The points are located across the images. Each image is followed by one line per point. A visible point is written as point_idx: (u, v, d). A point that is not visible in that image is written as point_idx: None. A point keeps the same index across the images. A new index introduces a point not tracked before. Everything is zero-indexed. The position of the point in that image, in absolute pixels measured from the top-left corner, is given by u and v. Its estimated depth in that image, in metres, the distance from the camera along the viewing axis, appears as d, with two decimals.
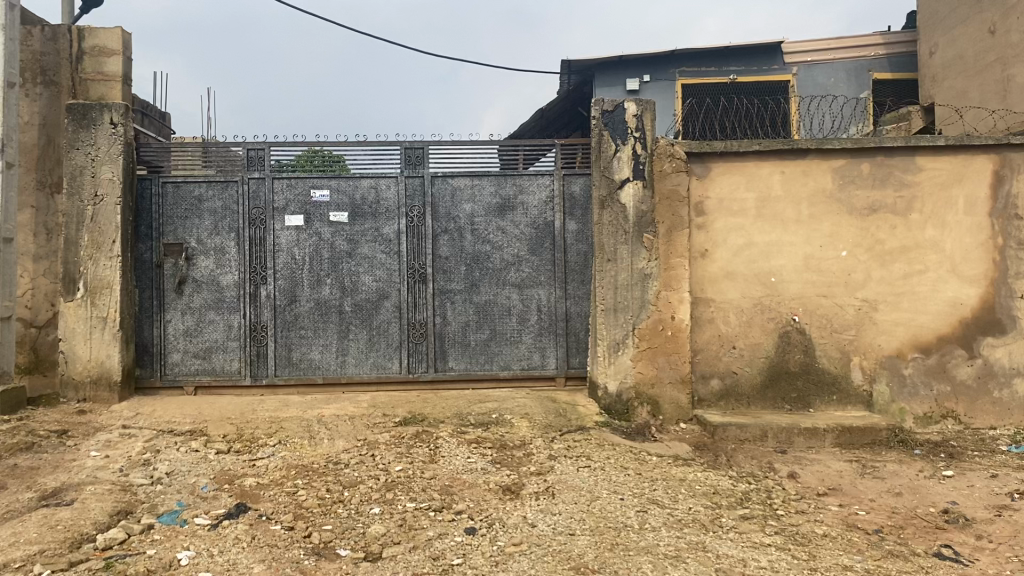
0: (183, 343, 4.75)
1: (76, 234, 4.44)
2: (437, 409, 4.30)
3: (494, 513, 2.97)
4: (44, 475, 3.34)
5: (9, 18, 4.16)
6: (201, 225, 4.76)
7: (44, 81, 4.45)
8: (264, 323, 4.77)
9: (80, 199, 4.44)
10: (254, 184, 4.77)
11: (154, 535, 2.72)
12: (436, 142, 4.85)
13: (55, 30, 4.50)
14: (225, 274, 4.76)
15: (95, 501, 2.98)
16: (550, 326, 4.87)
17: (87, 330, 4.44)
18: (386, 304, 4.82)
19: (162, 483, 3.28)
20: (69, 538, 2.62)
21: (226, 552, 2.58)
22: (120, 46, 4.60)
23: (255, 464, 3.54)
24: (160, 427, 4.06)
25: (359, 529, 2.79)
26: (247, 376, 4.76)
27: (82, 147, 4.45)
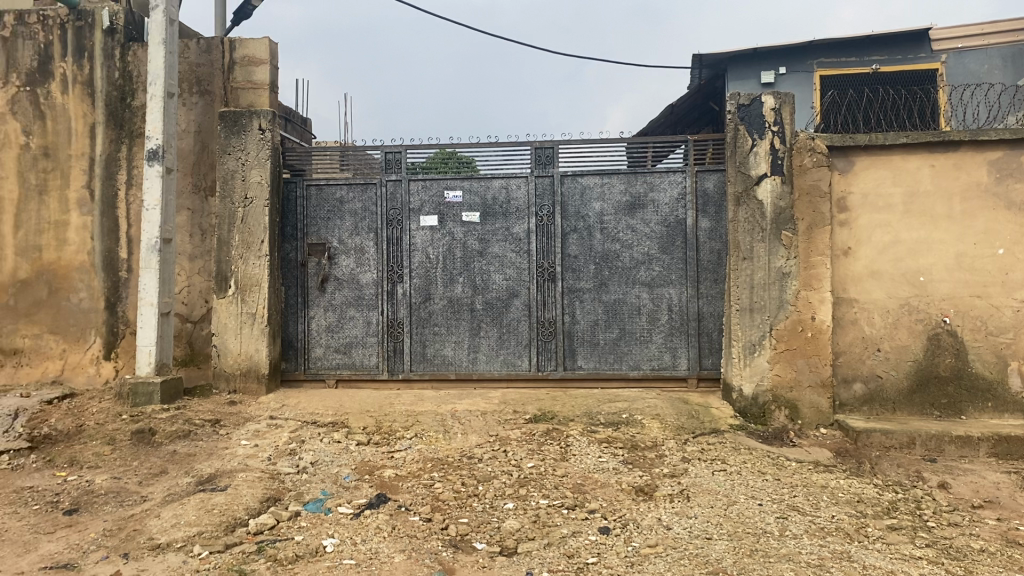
0: (325, 338, 4.95)
1: (229, 234, 4.70)
2: (567, 407, 4.30)
3: (629, 514, 2.95)
4: (200, 462, 3.58)
5: (169, 33, 4.50)
6: (343, 226, 4.95)
7: (200, 90, 4.89)
8: (400, 320, 4.91)
9: (232, 201, 4.70)
10: (392, 186, 4.93)
11: (301, 522, 2.84)
12: (566, 141, 4.86)
13: (209, 43, 4.87)
14: (365, 273, 4.93)
15: (247, 487, 3.15)
16: (682, 326, 4.77)
17: (237, 325, 4.69)
18: (516, 302, 4.87)
19: (307, 472, 3.43)
20: (224, 521, 2.79)
21: (369, 541, 2.67)
22: (267, 56, 4.79)
23: (393, 455, 3.66)
24: (305, 418, 4.24)
25: (494, 524, 2.83)
26: (385, 370, 4.91)
27: (233, 152, 4.70)
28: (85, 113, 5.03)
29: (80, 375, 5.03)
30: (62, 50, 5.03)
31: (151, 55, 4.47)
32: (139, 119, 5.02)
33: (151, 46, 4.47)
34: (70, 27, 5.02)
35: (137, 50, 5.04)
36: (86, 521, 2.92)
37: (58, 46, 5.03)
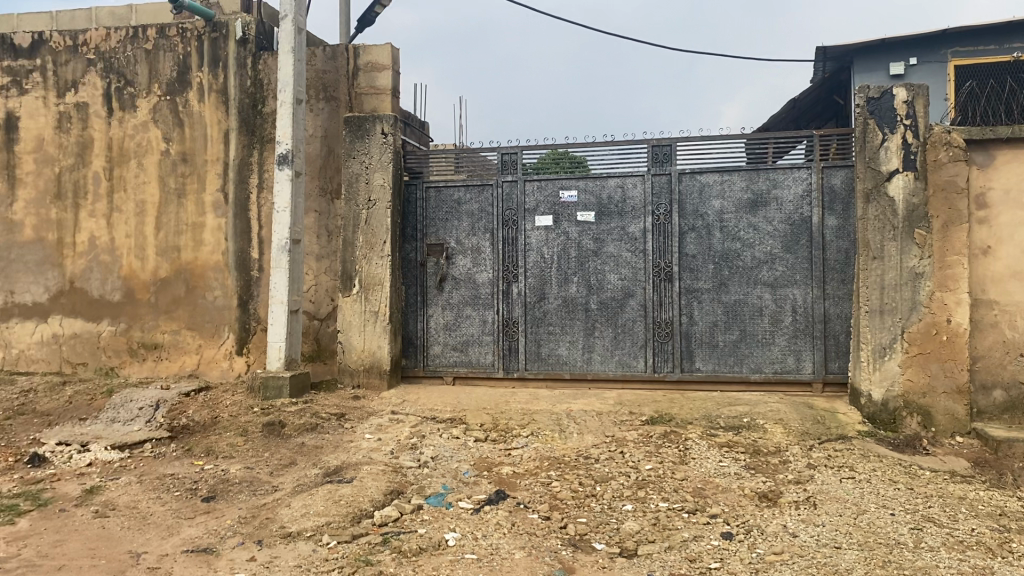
0: (443, 337, 5.05)
1: (353, 235, 4.86)
2: (685, 410, 4.24)
3: (752, 520, 2.88)
4: (327, 454, 3.72)
5: (298, 41, 4.69)
6: (460, 226, 5.03)
7: (326, 96, 5.07)
8: (516, 319, 4.95)
9: (357, 203, 4.86)
10: (508, 187, 4.98)
11: (423, 515, 2.91)
12: (684, 139, 4.79)
13: (335, 50, 5.03)
14: (481, 272, 5.00)
15: (371, 479, 3.25)
16: (807, 328, 4.62)
17: (361, 322, 4.84)
18: (632, 303, 4.83)
19: (428, 467, 3.51)
20: (351, 512, 2.89)
21: (489, 536, 2.71)
22: (389, 61, 4.95)
23: (510, 453, 3.70)
24: (424, 414, 4.34)
25: (613, 525, 2.82)
26: (501, 368, 4.97)
27: (358, 156, 4.86)
28: (220, 120, 5.30)
29: (215, 369, 5.31)
30: (199, 61, 5.33)
31: (282, 63, 4.67)
32: (269, 125, 5.25)
33: (282, 55, 4.67)
34: (206, 38, 5.31)
35: (268, 59, 5.27)
36: (223, 508, 3.09)
37: (196, 56, 5.34)
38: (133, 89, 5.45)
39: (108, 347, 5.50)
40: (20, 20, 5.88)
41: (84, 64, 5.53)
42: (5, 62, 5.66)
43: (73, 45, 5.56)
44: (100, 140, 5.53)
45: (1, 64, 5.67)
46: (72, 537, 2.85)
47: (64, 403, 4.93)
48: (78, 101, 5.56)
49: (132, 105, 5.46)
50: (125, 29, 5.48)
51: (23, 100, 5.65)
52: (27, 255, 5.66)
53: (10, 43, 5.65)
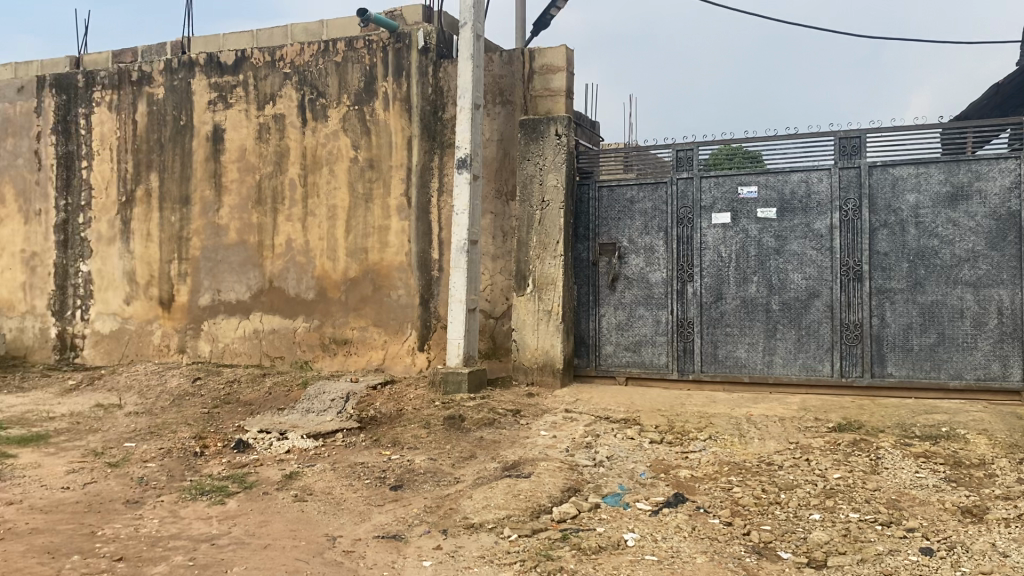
0: (616, 337, 5.03)
1: (527, 236, 4.94)
2: (875, 417, 4.01)
3: (955, 536, 2.69)
4: (505, 449, 3.81)
5: (476, 48, 4.83)
6: (633, 225, 5.00)
7: (503, 100, 5.18)
8: (691, 319, 4.86)
9: (531, 204, 4.94)
10: (683, 184, 4.90)
11: (601, 514, 2.92)
12: (874, 130, 4.54)
13: (511, 54, 5.14)
14: (656, 272, 4.94)
15: (549, 476, 3.30)
16: (1015, 331, 4.29)
17: (535, 321, 4.91)
18: (816, 303, 4.62)
19: (605, 466, 3.51)
20: (530, 508, 2.95)
21: (669, 539, 2.68)
22: (564, 63, 4.99)
23: (688, 456, 3.64)
24: (599, 413, 4.35)
25: (800, 534, 2.71)
26: (675, 369, 4.89)
27: (533, 158, 4.94)
28: (403, 128, 5.54)
29: (399, 364, 5.55)
30: (384, 71, 5.59)
31: (460, 70, 4.84)
32: (449, 130, 5.42)
33: (460, 62, 4.83)
34: (391, 49, 5.57)
35: (448, 66, 5.44)
36: (409, 497, 3.23)
37: (381, 66, 5.60)
38: (325, 100, 5.80)
39: (302, 342, 5.87)
40: (226, 39, 6.35)
41: (281, 78, 5.95)
42: (212, 78, 6.21)
43: (271, 60, 5.99)
44: (295, 148, 5.92)
45: (211, 81, 6.21)
46: (275, 518, 3.07)
47: (265, 394, 5.32)
48: (276, 112, 5.99)
49: (324, 115, 5.81)
50: (317, 43, 5.84)
51: (227, 113, 6.16)
52: (232, 256, 6.15)
53: (216, 61, 6.20)
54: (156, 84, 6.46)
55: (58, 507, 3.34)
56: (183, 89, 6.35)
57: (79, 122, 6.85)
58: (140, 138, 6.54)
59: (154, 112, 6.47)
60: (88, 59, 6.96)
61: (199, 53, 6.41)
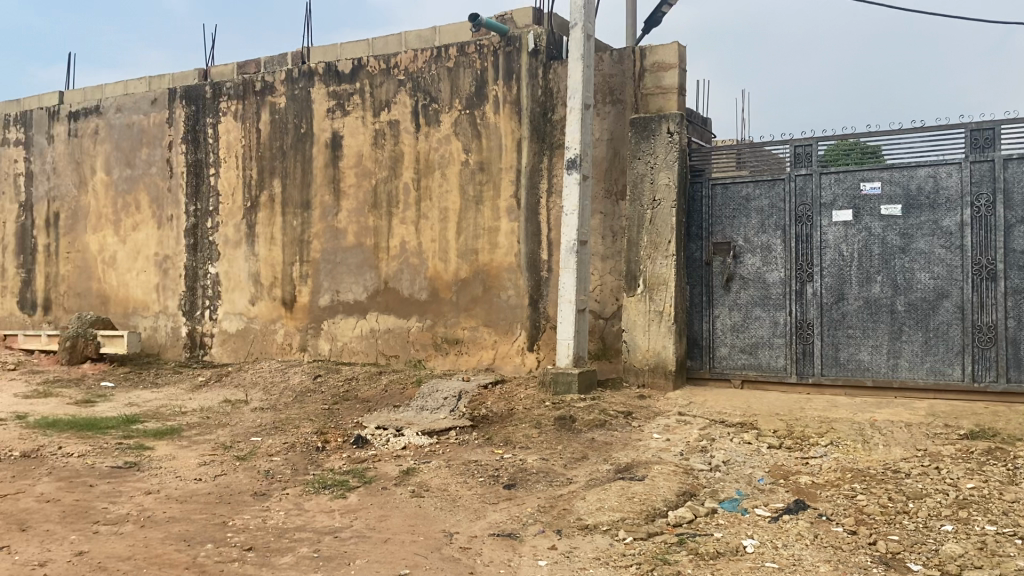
0: (731, 338, 4.93)
1: (638, 235, 4.90)
2: (1011, 425, 3.79)
3: None
4: (618, 451, 3.79)
5: (586, 48, 4.82)
6: (749, 224, 4.89)
7: (613, 100, 5.17)
8: (811, 321, 4.71)
9: (641, 203, 4.90)
10: (801, 181, 4.76)
11: (718, 519, 2.87)
12: (1010, 120, 4.29)
13: (621, 53, 5.11)
14: (773, 272, 4.82)
15: (664, 479, 3.27)
16: None
17: (646, 322, 4.86)
18: (946, 304, 4.41)
19: (721, 471, 3.45)
20: (645, 511, 2.93)
21: (790, 546, 2.61)
22: (675, 60, 4.92)
23: (808, 462, 3.53)
24: (713, 417, 4.27)
25: (930, 546, 2.59)
26: (793, 373, 4.75)
27: (643, 157, 4.90)
28: (513, 130, 5.59)
29: (509, 364, 5.59)
30: (495, 74, 5.66)
31: (571, 71, 4.85)
32: (558, 131, 5.43)
33: (571, 63, 4.84)
34: (501, 52, 5.63)
35: (558, 67, 5.44)
36: (523, 496, 3.25)
37: (492, 70, 5.67)
38: (438, 105, 5.91)
39: (416, 341, 6.00)
40: (342, 48, 6.50)
41: (396, 85, 6.10)
42: (331, 87, 6.44)
43: (386, 67, 6.16)
44: (409, 153, 6.05)
45: (329, 89, 6.44)
46: (394, 513, 3.15)
47: (381, 391, 5.46)
48: (391, 118, 6.14)
49: (436, 120, 5.92)
50: (430, 50, 5.96)
51: (345, 120, 6.37)
52: (349, 258, 6.35)
53: (334, 70, 6.43)
54: (278, 93, 6.74)
55: (193, 497, 3.53)
56: (303, 98, 6.60)
57: (207, 132, 7.21)
58: (263, 146, 6.83)
59: (276, 120, 6.75)
60: (215, 71, 7.28)
61: (317, 63, 6.60)
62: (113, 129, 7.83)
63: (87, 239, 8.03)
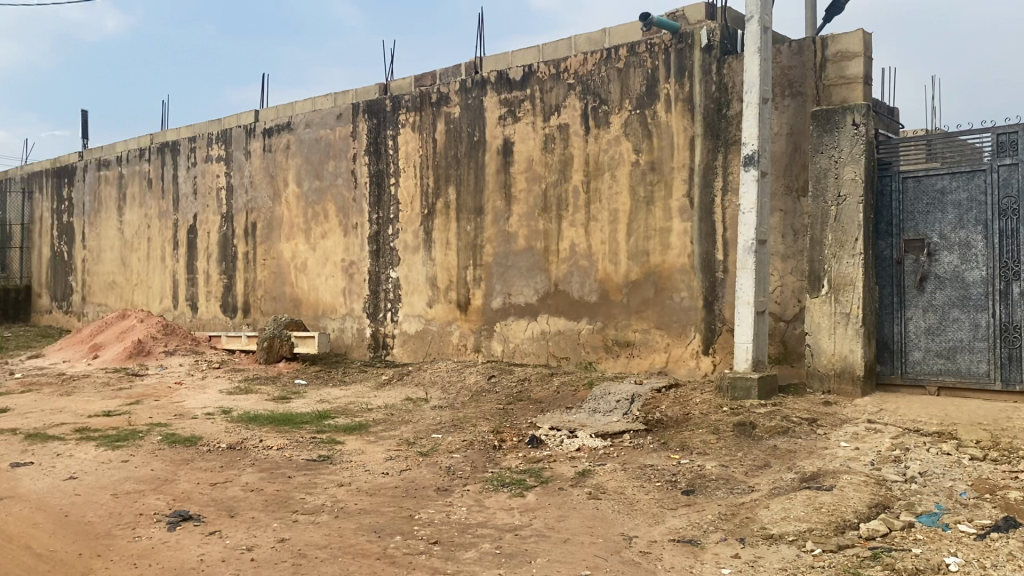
0: (925, 341, 4.62)
1: (821, 233, 4.69)
2: None
3: None
4: (802, 459, 3.64)
5: (764, 41, 4.67)
6: (945, 219, 4.57)
7: (793, 93, 4.97)
8: (1018, 324, 4.33)
9: (825, 200, 4.69)
10: (1005, 171, 4.38)
11: (916, 534, 2.70)
12: None
13: (801, 44, 4.92)
14: (973, 271, 4.47)
15: (854, 490, 3.11)
16: None
17: (831, 324, 4.64)
18: None
19: (917, 483, 3.24)
20: (834, 522, 2.80)
21: (1000, 567, 2.41)
22: (861, 48, 4.68)
23: (1018, 476, 3.25)
24: (907, 425, 4.01)
25: None
26: (998, 380, 4.39)
27: (826, 151, 4.69)
28: (686, 128, 5.49)
29: (682, 368, 5.49)
30: (667, 72, 5.59)
31: (748, 64, 4.70)
32: (734, 127, 5.25)
33: (748, 56, 4.70)
34: (673, 50, 5.55)
35: (732, 62, 5.28)
36: (702, 502, 3.19)
37: (663, 69, 5.60)
38: (608, 106, 5.90)
39: (587, 343, 6.02)
40: (515, 55, 6.58)
41: (566, 89, 6.15)
42: (502, 94, 6.58)
43: (556, 72, 6.22)
44: (579, 156, 6.08)
45: (501, 97, 6.58)
46: (572, 514, 3.17)
47: (553, 393, 5.52)
48: (561, 123, 6.19)
49: (606, 121, 5.92)
50: (600, 52, 5.97)
51: (516, 126, 6.49)
52: (521, 262, 6.45)
53: (506, 78, 6.56)
54: (453, 103, 6.97)
55: (380, 491, 3.70)
56: (477, 106, 6.78)
57: (387, 143, 7.55)
58: (439, 154, 7.08)
59: (451, 129, 6.98)
60: (394, 85, 7.57)
61: (489, 72, 6.71)
62: (303, 144, 8.36)
63: (281, 246, 8.61)
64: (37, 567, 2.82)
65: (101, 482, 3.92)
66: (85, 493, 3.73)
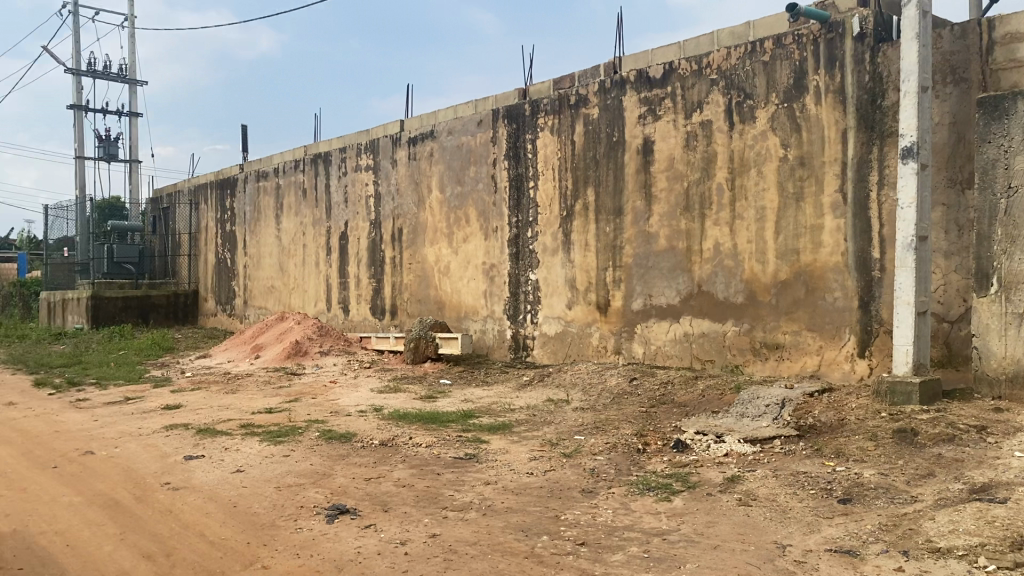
0: None
1: (990, 228, 4.39)
2: None
3: None
4: (970, 469, 3.42)
5: (923, 26, 4.42)
6: None
7: (955, 79, 4.68)
8: None
9: (993, 192, 4.38)
10: None
11: None
12: None
13: (964, 27, 4.62)
14: None
15: None
16: None
17: (1002, 326, 4.33)
18: None
19: None
20: (1010, 537, 2.61)
21: None
22: None
23: None
24: None
25: None
26: None
27: (995, 140, 4.38)
28: (837, 120, 5.27)
29: (836, 371, 5.27)
30: (816, 63, 5.38)
31: (905, 52, 4.46)
32: (890, 118, 5.00)
33: (905, 43, 4.46)
34: (822, 40, 5.34)
35: (887, 50, 5.03)
36: (861, 512, 3.05)
37: (812, 60, 5.40)
38: (753, 101, 5.75)
39: (733, 346, 5.87)
40: (654, 54, 6.48)
41: (708, 85, 6.03)
42: (642, 93, 6.52)
43: (698, 68, 6.11)
44: (723, 153, 5.94)
45: (642, 95, 6.52)
46: (721, 520, 3.11)
47: (698, 396, 5.41)
48: (704, 120, 6.07)
49: (752, 117, 5.76)
50: (744, 45, 5.82)
51: (657, 125, 6.42)
52: (662, 262, 6.37)
53: (646, 77, 6.49)
54: (592, 104, 6.97)
55: (526, 491, 3.75)
56: (616, 106, 6.76)
57: (526, 146, 7.63)
58: (579, 156, 7.09)
59: (590, 130, 6.98)
60: (533, 89, 7.63)
61: (629, 70, 6.66)
62: (445, 151, 8.57)
63: (425, 251, 8.86)
64: (212, 553, 3.03)
65: (264, 475, 4.16)
66: (251, 484, 3.97)
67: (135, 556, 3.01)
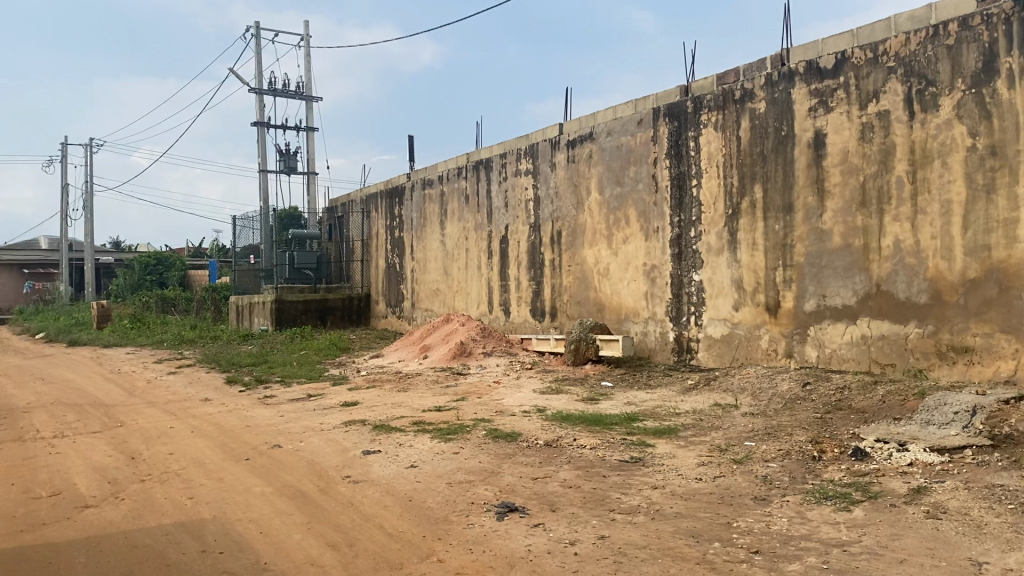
0: None
1: None
2: None
3: None
4: None
5: None
6: None
7: None
8: None
9: None
10: None
11: None
12: None
13: None
14: None
15: None
16: None
17: None
18: None
19: None
20: None
21: None
22: None
23: None
24: None
25: None
26: None
27: None
28: None
29: None
30: (1008, 44, 4.99)
31: None
32: None
33: None
34: (1016, 19, 4.95)
35: None
36: None
37: (1004, 41, 5.01)
38: (936, 88, 5.40)
39: (916, 349, 5.53)
40: (825, 43, 6.20)
41: (886, 74, 5.72)
42: (813, 85, 6.28)
43: (874, 56, 5.81)
44: (903, 144, 5.61)
45: (812, 88, 6.28)
46: (906, 533, 2.95)
47: (878, 402, 5.14)
48: (881, 110, 5.76)
49: (935, 105, 5.41)
50: (924, 30, 5.48)
51: (829, 117, 6.15)
52: (837, 261, 6.09)
53: (816, 68, 6.25)
54: (758, 99, 6.77)
55: (696, 496, 3.69)
56: (785, 100, 6.53)
57: (688, 144, 7.51)
58: (745, 152, 6.90)
59: (756, 126, 6.78)
60: (695, 86, 7.49)
61: (798, 62, 6.43)
62: (605, 152, 8.57)
63: (585, 253, 8.90)
64: (390, 545, 3.18)
65: (436, 471, 4.32)
66: (424, 480, 4.13)
67: (321, 545, 3.21)
